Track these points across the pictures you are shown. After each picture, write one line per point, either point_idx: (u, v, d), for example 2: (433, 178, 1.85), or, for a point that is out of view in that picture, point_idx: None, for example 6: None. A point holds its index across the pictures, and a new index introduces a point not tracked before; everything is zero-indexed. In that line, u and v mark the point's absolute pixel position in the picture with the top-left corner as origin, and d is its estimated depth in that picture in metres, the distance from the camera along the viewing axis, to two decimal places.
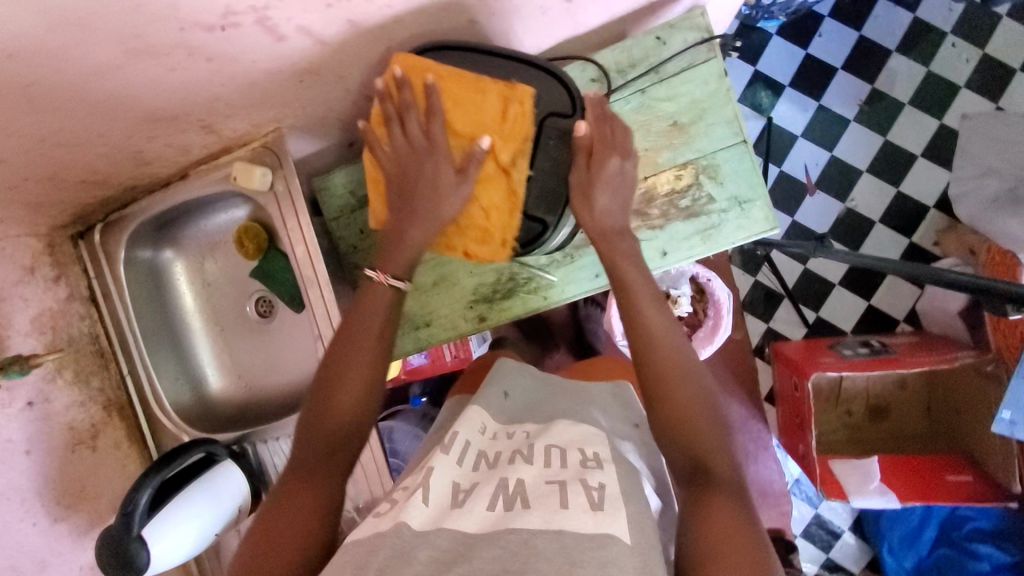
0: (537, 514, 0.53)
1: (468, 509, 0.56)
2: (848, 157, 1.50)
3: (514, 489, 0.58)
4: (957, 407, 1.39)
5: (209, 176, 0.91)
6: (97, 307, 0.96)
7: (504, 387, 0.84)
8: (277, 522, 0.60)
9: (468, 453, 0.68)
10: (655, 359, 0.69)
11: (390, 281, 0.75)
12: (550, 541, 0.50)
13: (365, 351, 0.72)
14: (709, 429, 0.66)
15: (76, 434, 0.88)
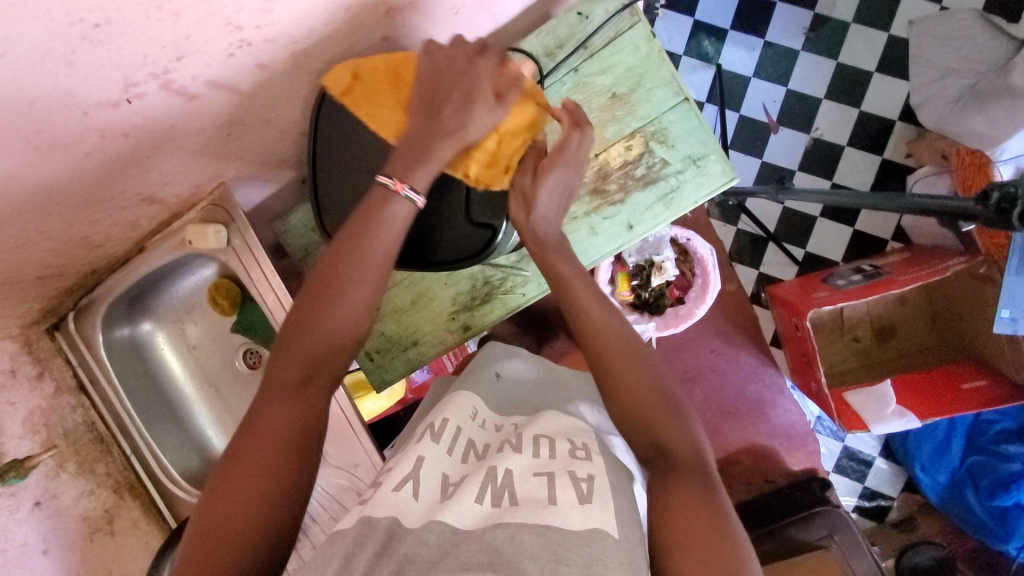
0: (528, 509, 0.56)
1: (458, 500, 0.57)
2: (804, 87, 1.48)
3: (503, 481, 0.60)
4: (960, 315, 1.38)
5: (165, 244, 0.91)
6: (87, 394, 0.96)
7: (495, 368, 0.87)
8: (241, 464, 0.56)
9: (459, 440, 0.70)
10: (605, 354, 0.66)
11: (407, 193, 0.64)
12: (536, 536, 0.52)
13: (350, 278, 0.62)
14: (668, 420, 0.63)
15: (91, 523, 0.89)
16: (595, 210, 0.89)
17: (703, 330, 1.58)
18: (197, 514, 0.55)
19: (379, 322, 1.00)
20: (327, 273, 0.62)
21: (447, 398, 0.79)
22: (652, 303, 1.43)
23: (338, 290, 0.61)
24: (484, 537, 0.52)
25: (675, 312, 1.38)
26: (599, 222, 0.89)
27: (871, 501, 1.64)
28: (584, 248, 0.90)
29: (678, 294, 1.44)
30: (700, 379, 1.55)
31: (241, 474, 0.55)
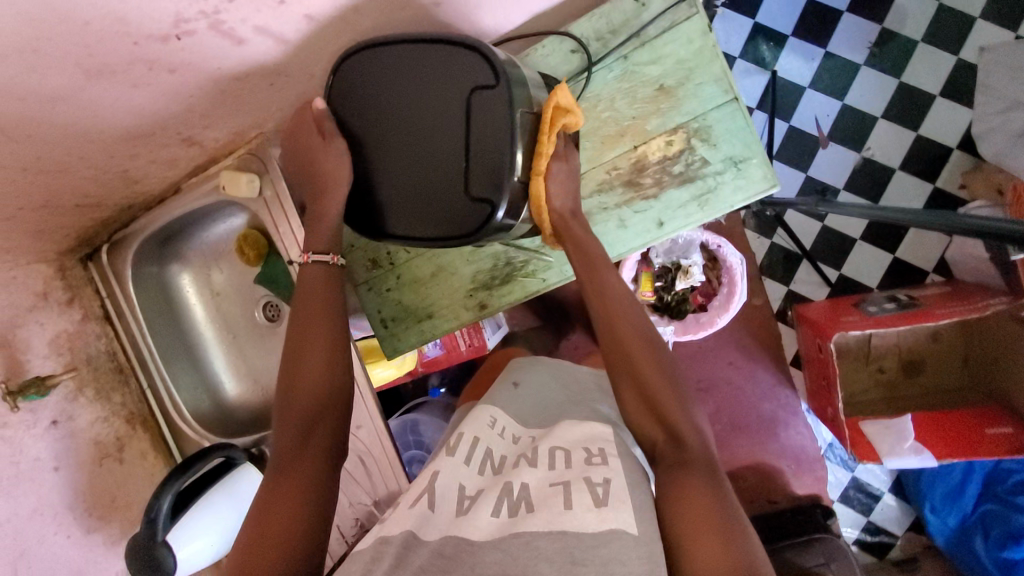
0: (542, 516, 0.59)
1: (473, 517, 0.62)
2: (861, 104, 1.42)
3: (518, 494, 0.63)
4: (995, 357, 1.32)
5: (199, 188, 0.92)
6: (112, 325, 0.99)
7: (513, 377, 0.87)
8: (266, 519, 0.60)
9: (476, 450, 0.72)
10: (618, 334, 0.71)
11: (314, 259, 0.76)
12: (553, 541, 0.55)
13: (316, 352, 0.71)
14: (673, 402, 0.67)
15: (102, 448, 0.91)
16: (627, 203, 0.88)
17: (722, 341, 1.56)
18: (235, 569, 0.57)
19: (398, 291, 1.01)
20: (303, 352, 0.71)
21: (470, 412, 0.80)
22: (673, 307, 1.41)
23: (311, 364, 0.70)
24: (500, 547, 0.56)
25: (696, 319, 1.36)
26: (629, 215, 0.88)
27: (874, 536, 1.60)
28: (610, 240, 0.90)
29: (702, 301, 1.42)
30: (713, 390, 1.53)
31: (266, 530, 0.59)
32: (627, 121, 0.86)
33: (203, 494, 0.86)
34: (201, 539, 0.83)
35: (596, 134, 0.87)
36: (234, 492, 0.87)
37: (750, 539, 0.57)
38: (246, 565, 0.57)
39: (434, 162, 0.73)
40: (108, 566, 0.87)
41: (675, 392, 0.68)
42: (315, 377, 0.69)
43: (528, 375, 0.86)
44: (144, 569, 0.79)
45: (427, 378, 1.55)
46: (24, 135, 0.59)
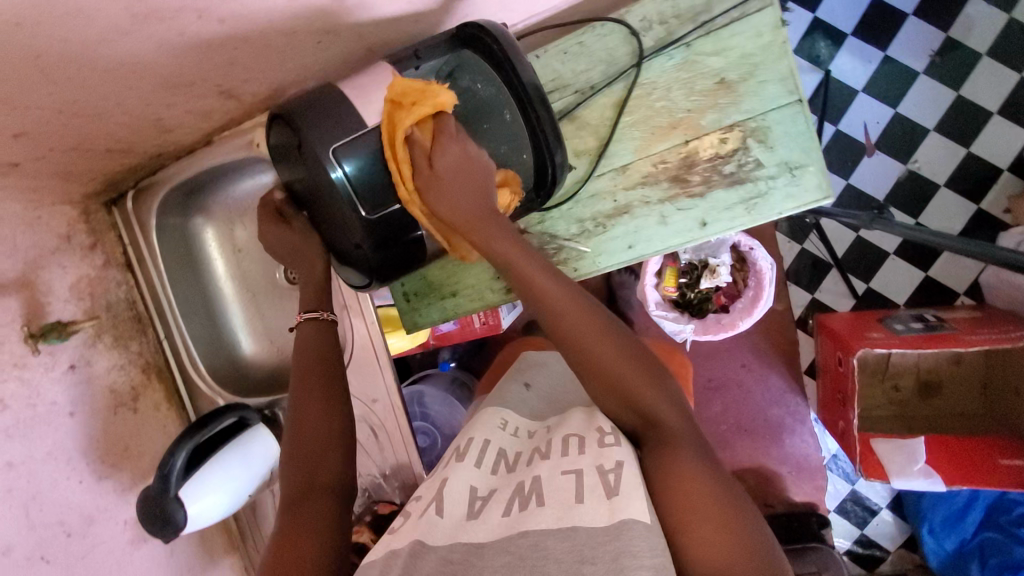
0: (552, 512, 0.54)
1: (484, 519, 0.57)
2: (914, 113, 1.36)
3: (530, 489, 0.59)
4: (1015, 388, 1.29)
5: (232, 142, 0.90)
6: (133, 274, 0.98)
7: (524, 379, 0.88)
8: (280, 559, 0.56)
9: (488, 453, 0.68)
10: (559, 326, 0.67)
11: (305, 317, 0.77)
12: (562, 540, 0.51)
13: (315, 397, 0.70)
14: (642, 382, 0.64)
15: (117, 396, 0.91)
16: (670, 199, 0.85)
17: (737, 343, 1.54)
18: None
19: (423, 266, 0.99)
20: (307, 402, 0.70)
21: (480, 413, 0.78)
22: (695, 305, 1.39)
23: (312, 411, 0.69)
24: (508, 547, 0.52)
25: (716, 319, 1.34)
26: (672, 212, 0.85)
27: (865, 548, 1.61)
28: (650, 235, 0.87)
29: (725, 302, 1.39)
30: (723, 391, 1.52)
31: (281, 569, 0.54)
32: (681, 113, 0.83)
33: (213, 454, 0.86)
34: (209, 496, 0.82)
35: (647, 124, 0.84)
36: (247, 454, 0.87)
37: (752, 520, 0.54)
38: None
39: (321, 219, 0.76)
40: (118, 514, 0.87)
41: (644, 367, 0.65)
42: (320, 422, 0.69)
43: (540, 381, 0.87)
44: (154, 522, 0.80)
45: (438, 352, 1.54)
46: (63, 77, 0.57)
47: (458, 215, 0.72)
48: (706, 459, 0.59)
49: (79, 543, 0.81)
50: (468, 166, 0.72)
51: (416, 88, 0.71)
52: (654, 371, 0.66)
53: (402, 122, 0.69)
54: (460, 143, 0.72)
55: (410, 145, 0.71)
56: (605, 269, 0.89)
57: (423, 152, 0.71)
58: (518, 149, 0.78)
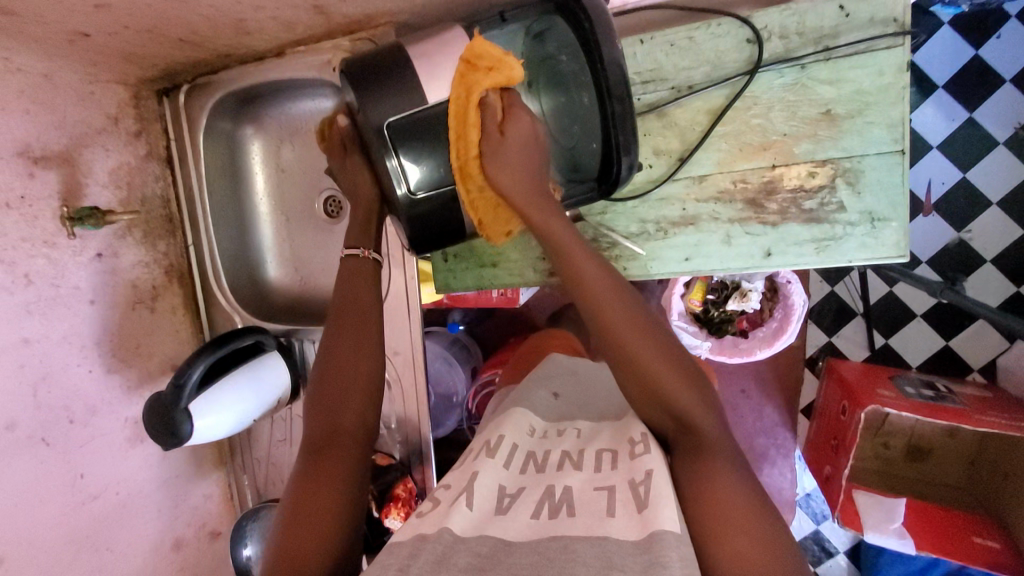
0: (582, 520, 0.54)
1: (512, 517, 0.57)
2: (982, 182, 1.33)
3: (560, 497, 0.58)
4: (1003, 473, 1.30)
5: (304, 59, 0.85)
6: (173, 171, 0.95)
7: (551, 389, 0.86)
8: (304, 504, 0.59)
9: (515, 454, 0.68)
10: (604, 320, 0.67)
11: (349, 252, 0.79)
12: (592, 546, 0.50)
13: (350, 347, 0.72)
14: (680, 386, 0.64)
15: (137, 293, 0.89)
16: (741, 221, 0.82)
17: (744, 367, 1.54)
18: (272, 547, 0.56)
19: None
20: (336, 352, 0.71)
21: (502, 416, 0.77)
22: (715, 324, 1.38)
23: (342, 359, 0.71)
24: (537, 549, 0.51)
25: (734, 342, 1.33)
26: (739, 234, 0.83)
27: None
28: (710, 252, 0.84)
29: (745, 327, 1.38)
30: None
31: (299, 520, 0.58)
32: (775, 136, 0.80)
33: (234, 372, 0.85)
34: (224, 412, 0.82)
35: (738, 139, 0.81)
36: (258, 378, 0.87)
37: (787, 541, 0.53)
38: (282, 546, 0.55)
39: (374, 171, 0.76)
40: (120, 410, 0.86)
41: (682, 370, 0.65)
42: (350, 373, 0.70)
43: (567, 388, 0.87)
44: (160, 431, 0.78)
45: (450, 311, 1.52)
46: None
47: (514, 191, 0.71)
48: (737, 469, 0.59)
49: (80, 432, 0.81)
50: (536, 140, 0.72)
51: (495, 52, 0.69)
52: (691, 373, 0.66)
53: (478, 86, 0.69)
54: (530, 118, 0.72)
55: (484, 112, 0.71)
56: (659, 274, 0.87)
57: (494, 118, 0.71)
58: (590, 139, 0.76)
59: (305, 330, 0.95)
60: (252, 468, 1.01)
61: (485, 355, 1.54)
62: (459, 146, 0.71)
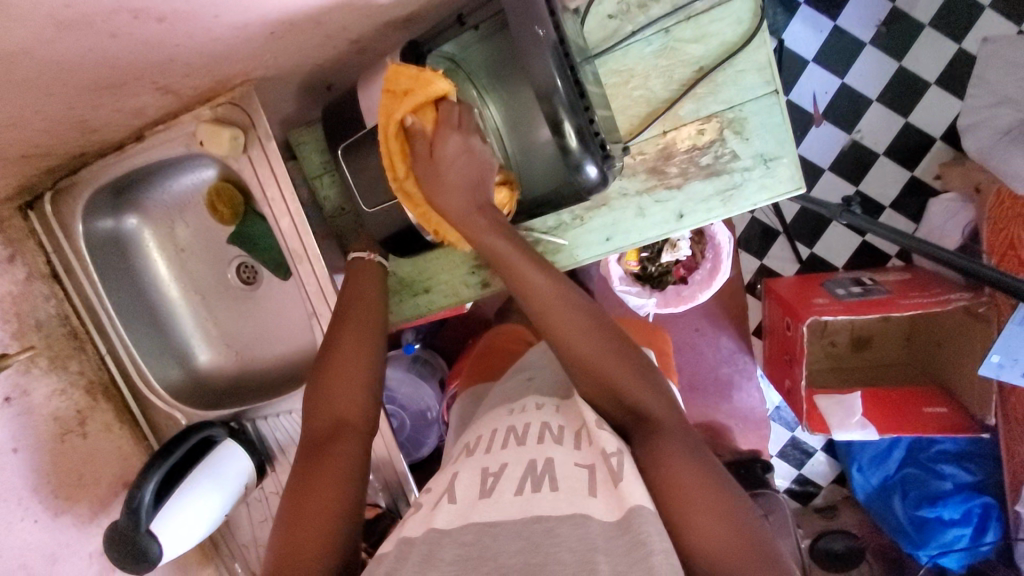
0: (564, 496, 0.57)
1: (498, 498, 0.58)
2: (860, 84, 1.41)
3: (542, 470, 0.61)
4: (938, 341, 1.43)
5: (169, 137, 0.80)
6: (62, 284, 0.87)
7: (528, 372, 0.89)
8: (304, 498, 0.59)
9: (499, 435, 0.70)
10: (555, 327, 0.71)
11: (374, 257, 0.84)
12: (574, 527, 0.52)
13: (351, 353, 0.73)
14: (635, 382, 0.69)
15: (63, 423, 0.84)
16: (648, 190, 0.84)
17: (692, 308, 1.59)
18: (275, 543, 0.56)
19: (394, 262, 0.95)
20: (336, 362, 0.72)
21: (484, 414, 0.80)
22: (655, 278, 1.42)
23: (344, 364, 0.72)
24: (522, 531, 0.53)
25: (677, 291, 1.36)
26: (649, 204, 0.84)
27: (802, 486, 1.78)
28: (627, 228, 0.86)
29: (683, 274, 1.42)
30: (681, 355, 1.57)
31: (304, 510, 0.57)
32: (659, 103, 0.81)
33: (206, 458, 0.84)
34: (201, 514, 0.80)
35: (625, 114, 0.82)
36: (218, 468, 0.83)
37: (743, 508, 0.57)
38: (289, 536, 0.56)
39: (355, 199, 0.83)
40: (81, 548, 0.83)
41: (634, 366, 0.70)
42: (350, 370, 0.72)
43: (544, 370, 0.88)
44: (129, 560, 0.75)
45: (401, 334, 1.50)
46: None
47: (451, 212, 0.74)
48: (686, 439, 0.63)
49: None
50: (469, 158, 0.73)
51: (412, 71, 0.69)
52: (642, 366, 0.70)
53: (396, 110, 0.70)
54: (462, 138, 0.72)
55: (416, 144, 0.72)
56: (599, 256, 0.88)
57: (424, 140, 0.72)
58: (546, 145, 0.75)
59: (254, 408, 0.92)
60: (241, 555, 0.98)
61: (447, 365, 1.54)
62: (392, 168, 0.74)
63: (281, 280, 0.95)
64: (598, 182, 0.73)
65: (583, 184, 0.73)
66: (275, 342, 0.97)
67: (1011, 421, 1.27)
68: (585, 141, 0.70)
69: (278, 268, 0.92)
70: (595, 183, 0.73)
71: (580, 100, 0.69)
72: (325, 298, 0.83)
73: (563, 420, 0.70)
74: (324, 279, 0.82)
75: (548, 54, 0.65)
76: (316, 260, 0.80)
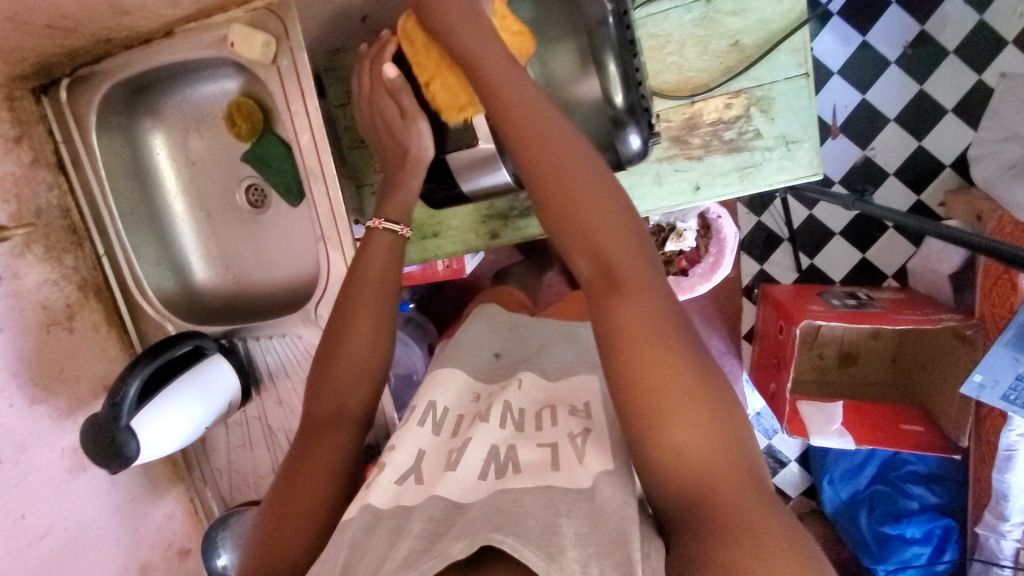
0: (529, 476, 0.60)
1: (461, 473, 0.62)
2: (879, 101, 1.43)
3: (505, 456, 0.64)
4: (922, 362, 1.44)
5: (198, 37, 0.79)
6: (67, 176, 0.86)
7: (495, 348, 0.84)
8: (292, 494, 0.60)
9: (448, 419, 0.72)
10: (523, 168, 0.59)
11: (385, 226, 0.73)
12: (539, 497, 0.56)
13: (367, 321, 0.68)
14: (610, 232, 0.57)
15: (51, 314, 0.83)
16: (669, 159, 0.85)
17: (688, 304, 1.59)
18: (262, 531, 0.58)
19: None
20: (352, 330, 0.68)
21: (433, 375, 0.78)
22: None
23: (360, 335, 0.68)
24: (490, 502, 0.56)
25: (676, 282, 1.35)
26: (668, 172, 0.85)
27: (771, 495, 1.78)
28: (644, 193, 0.86)
29: (685, 266, 1.41)
30: None
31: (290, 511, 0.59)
32: (692, 72, 0.82)
33: (193, 366, 0.83)
34: (179, 422, 0.79)
35: (657, 78, 0.83)
36: (203, 380, 0.82)
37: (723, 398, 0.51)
38: (271, 532, 0.57)
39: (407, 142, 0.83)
40: (54, 442, 0.82)
41: (604, 201, 0.57)
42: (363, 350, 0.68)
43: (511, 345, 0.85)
44: (102, 454, 0.74)
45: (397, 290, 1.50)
46: None
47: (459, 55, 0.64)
48: (668, 303, 0.55)
49: (10, 472, 0.76)
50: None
51: None
52: (618, 208, 0.58)
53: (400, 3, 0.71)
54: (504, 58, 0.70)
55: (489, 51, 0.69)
56: None
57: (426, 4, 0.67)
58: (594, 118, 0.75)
59: (247, 328, 0.91)
60: (213, 478, 0.96)
61: (438, 330, 1.53)
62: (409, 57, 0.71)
63: (290, 205, 0.94)
64: (637, 152, 0.77)
65: (624, 153, 0.77)
66: (276, 266, 0.97)
67: (983, 444, 1.30)
68: (634, 111, 0.74)
69: (288, 193, 0.91)
70: (636, 152, 0.77)
71: (628, 48, 0.71)
72: (334, 224, 0.82)
73: (526, 402, 0.71)
74: (336, 201, 0.80)
75: (608, 1, 0.68)
76: (331, 182, 0.79)
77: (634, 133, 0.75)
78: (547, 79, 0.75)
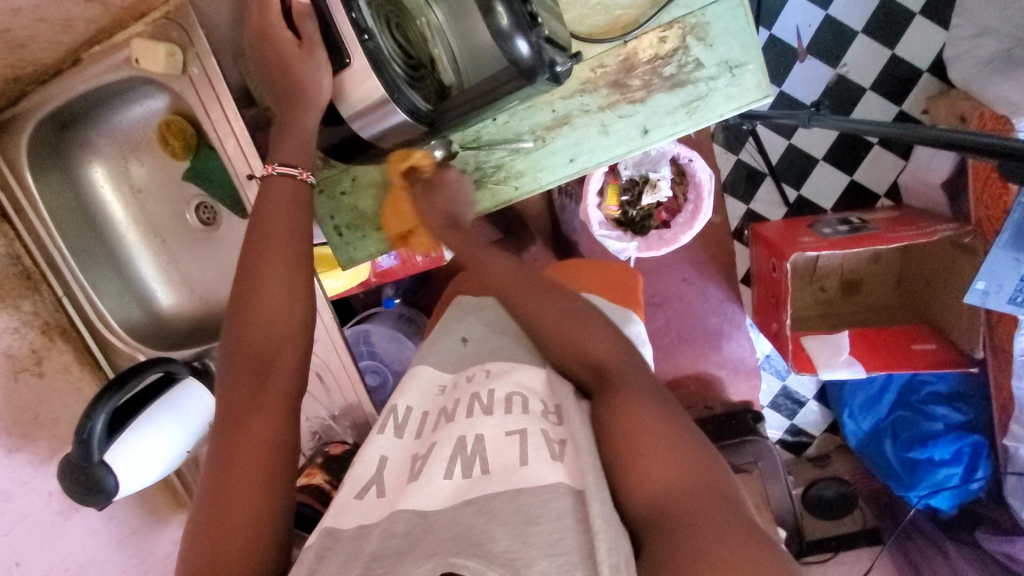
0: (498, 476, 0.53)
1: (426, 479, 0.55)
2: (843, 15, 1.36)
3: (472, 450, 0.57)
4: (927, 280, 1.38)
5: (106, 61, 0.79)
6: (11, 223, 0.85)
7: (461, 332, 0.79)
8: (227, 506, 0.54)
9: (412, 419, 0.68)
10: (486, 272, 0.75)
11: (280, 170, 0.70)
12: (508, 500, 0.50)
13: (278, 282, 0.66)
14: (585, 332, 0.67)
15: (16, 362, 0.83)
16: (611, 106, 0.81)
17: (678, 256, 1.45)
18: (198, 548, 0.53)
19: (353, 195, 0.92)
20: (260, 293, 0.65)
21: (407, 376, 0.75)
22: (637, 223, 1.35)
23: (270, 296, 0.65)
24: (456, 517, 0.51)
25: (659, 235, 1.29)
26: (612, 120, 0.81)
27: (795, 436, 1.75)
28: (591, 146, 0.82)
29: (666, 217, 1.35)
30: (663, 305, 1.46)
31: (228, 515, 0.54)
32: (619, 10, 0.79)
33: (166, 392, 0.82)
34: (161, 452, 0.79)
35: (584, 23, 0.80)
36: (176, 405, 0.81)
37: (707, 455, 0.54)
38: (211, 547, 0.53)
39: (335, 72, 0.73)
40: (39, 486, 0.83)
41: (578, 314, 0.69)
42: (275, 313, 0.65)
43: (477, 330, 0.79)
44: (85, 492, 0.75)
45: (381, 288, 1.49)
46: None
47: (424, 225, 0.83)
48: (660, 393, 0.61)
49: None
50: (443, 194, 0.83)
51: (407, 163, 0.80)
52: (594, 315, 0.70)
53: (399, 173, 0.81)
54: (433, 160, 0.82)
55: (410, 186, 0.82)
56: (568, 176, 0.84)
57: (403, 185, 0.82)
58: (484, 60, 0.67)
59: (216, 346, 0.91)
60: None
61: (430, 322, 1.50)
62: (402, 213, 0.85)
63: (238, 217, 0.91)
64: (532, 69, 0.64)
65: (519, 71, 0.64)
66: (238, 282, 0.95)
67: (998, 353, 1.25)
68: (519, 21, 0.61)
69: (235, 205, 0.89)
70: (530, 62, 0.63)
71: None
72: None
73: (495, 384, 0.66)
74: None
75: None
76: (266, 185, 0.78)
77: (518, 35, 0.61)
78: (453, 19, 0.68)
